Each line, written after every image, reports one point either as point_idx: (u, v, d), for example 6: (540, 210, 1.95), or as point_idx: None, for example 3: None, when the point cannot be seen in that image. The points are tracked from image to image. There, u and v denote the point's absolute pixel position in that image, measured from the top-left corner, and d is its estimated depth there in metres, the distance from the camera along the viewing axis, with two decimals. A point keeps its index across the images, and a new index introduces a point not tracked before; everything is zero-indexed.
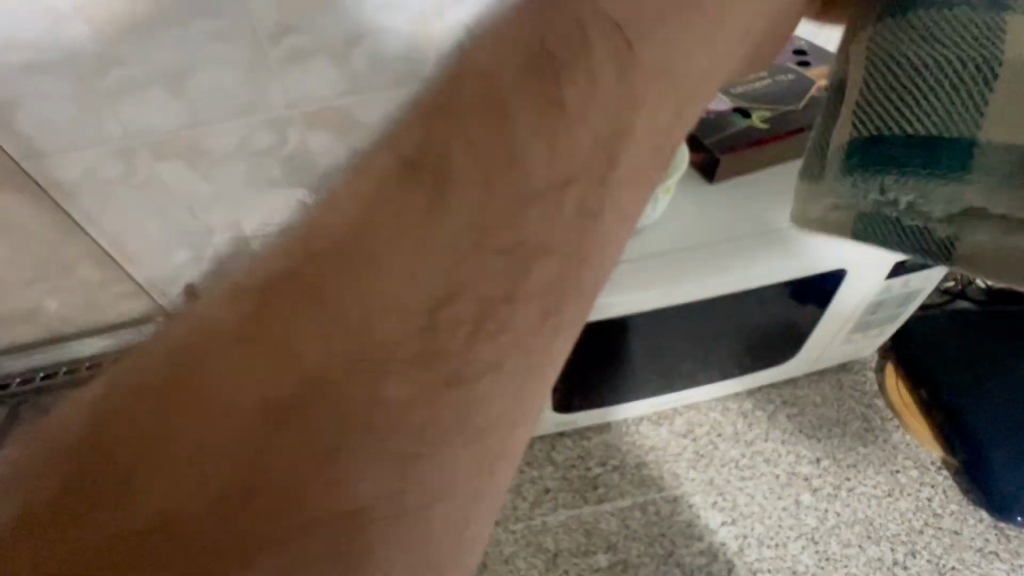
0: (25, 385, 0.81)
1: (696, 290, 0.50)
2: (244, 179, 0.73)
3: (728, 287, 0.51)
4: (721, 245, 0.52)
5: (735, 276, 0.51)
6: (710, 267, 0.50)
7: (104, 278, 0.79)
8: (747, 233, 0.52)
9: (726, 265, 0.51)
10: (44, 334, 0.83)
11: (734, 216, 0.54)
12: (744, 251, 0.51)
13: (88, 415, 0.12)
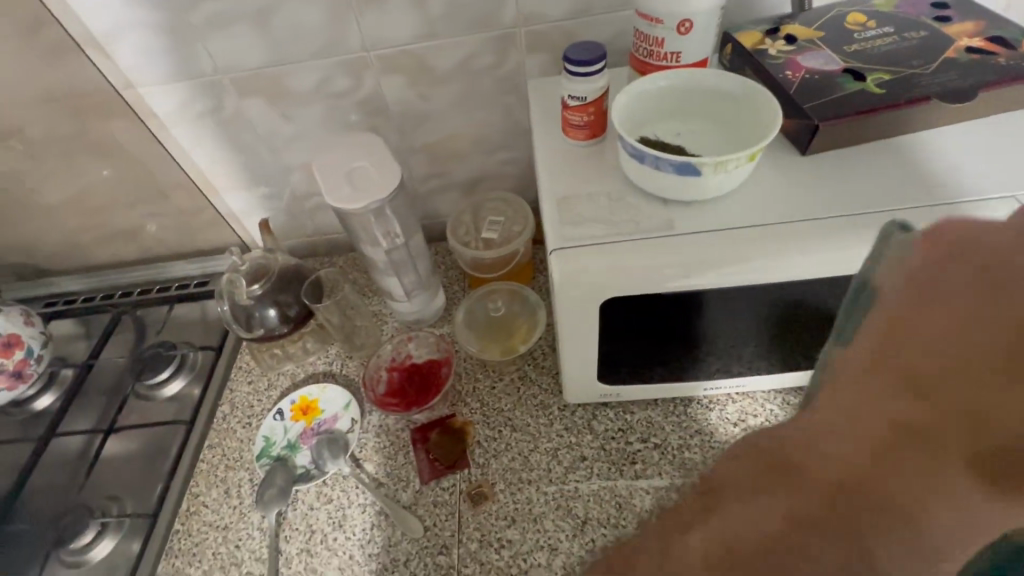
0: (126, 297, 0.91)
1: (776, 270, 0.44)
2: (322, 123, 0.75)
3: (817, 271, 0.44)
4: (807, 222, 0.45)
5: (829, 258, 0.44)
6: (794, 244, 0.44)
7: (194, 207, 0.85)
8: (844, 211, 0.45)
9: (815, 243, 0.44)
10: (146, 254, 0.93)
11: (827, 189, 0.47)
12: (842, 228, 0.44)
13: None
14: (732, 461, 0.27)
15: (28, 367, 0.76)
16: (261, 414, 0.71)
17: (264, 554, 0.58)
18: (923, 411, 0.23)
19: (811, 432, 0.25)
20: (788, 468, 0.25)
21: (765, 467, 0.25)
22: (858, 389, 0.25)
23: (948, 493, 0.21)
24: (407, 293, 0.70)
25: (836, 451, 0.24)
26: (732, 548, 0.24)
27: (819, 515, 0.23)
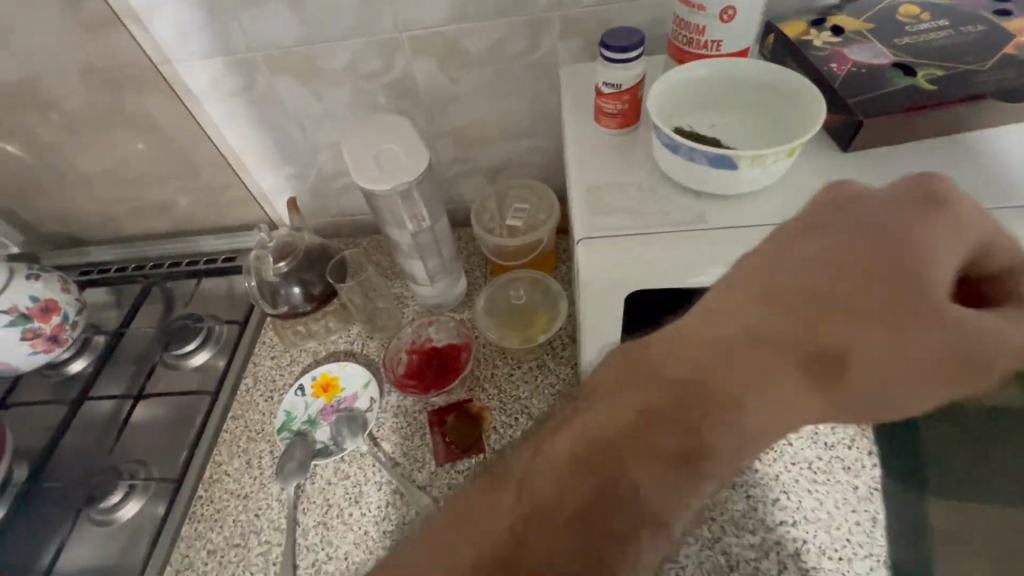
0: (157, 269, 0.93)
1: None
2: (351, 103, 0.75)
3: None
4: None
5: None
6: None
7: (224, 183, 0.87)
8: None
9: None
10: (177, 228, 0.95)
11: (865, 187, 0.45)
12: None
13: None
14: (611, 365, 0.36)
15: (63, 333, 0.79)
16: (283, 388, 0.72)
17: (282, 523, 0.60)
18: (769, 318, 0.34)
19: (680, 338, 0.35)
20: (657, 362, 0.34)
21: (640, 366, 0.35)
22: (728, 305, 0.35)
23: (771, 367, 0.33)
24: (429, 277, 0.70)
25: (694, 345, 0.34)
26: (609, 416, 0.33)
27: (677, 390, 0.33)
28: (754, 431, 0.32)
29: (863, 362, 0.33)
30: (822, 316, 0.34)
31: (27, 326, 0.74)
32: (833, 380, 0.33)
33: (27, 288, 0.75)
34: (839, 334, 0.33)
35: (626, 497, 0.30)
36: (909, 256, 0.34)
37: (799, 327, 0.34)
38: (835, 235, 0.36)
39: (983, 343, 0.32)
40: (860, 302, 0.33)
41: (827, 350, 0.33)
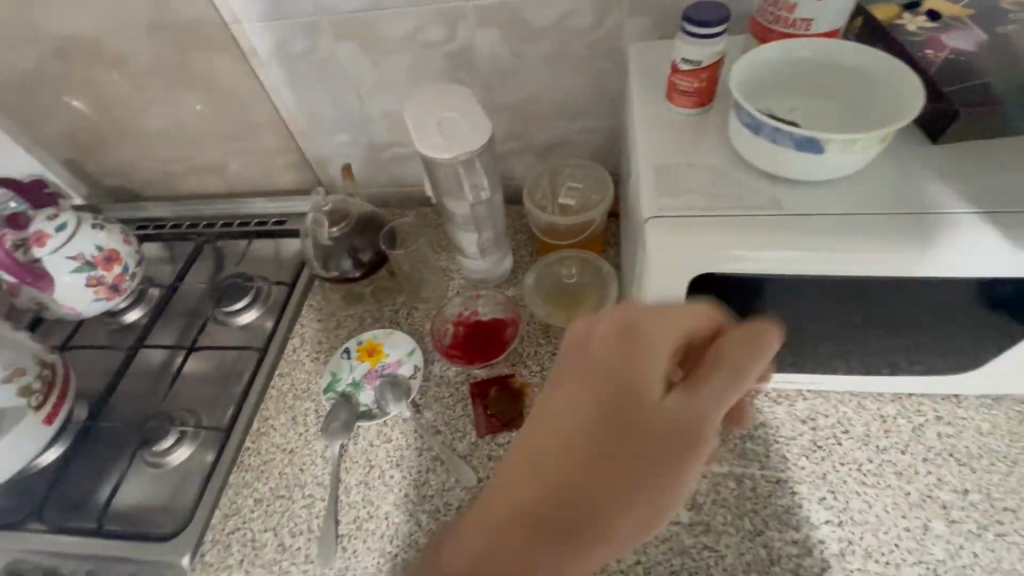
0: (209, 228, 0.96)
1: (896, 262, 0.42)
2: (410, 72, 0.75)
3: (932, 269, 0.42)
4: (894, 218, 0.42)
5: (947, 256, 0.41)
6: (912, 235, 0.41)
7: (279, 147, 0.88)
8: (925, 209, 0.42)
9: (939, 237, 0.41)
10: (230, 189, 0.97)
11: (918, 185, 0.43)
12: (970, 224, 0.41)
13: None
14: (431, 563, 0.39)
15: (124, 283, 0.82)
16: (329, 350, 0.74)
17: (326, 480, 0.61)
18: (524, 491, 0.37)
19: (465, 525, 0.38)
20: (449, 555, 0.37)
21: (441, 557, 0.38)
22: (499, 485, 0.38)
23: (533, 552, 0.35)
24: (479, 251, 0.70)
25: (470, 534, 0.37)
26: None
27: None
28: None
29: (613, 522, 0.36)
30: (570, 485, 0.37)
31: (92, 273, 0.78)
32: (588, 545, 0.35)
33: (94, 238, 0.78)
34: (584, 495, 0.36)
35: None
36: (636, 406, 0.38)
37: (554, 501, 0.36)
38: (558, 411, 0.40)
39: (700, 439, 0.38)
40: (600, 458, 0.37)
41: (578, 518, 0.36)
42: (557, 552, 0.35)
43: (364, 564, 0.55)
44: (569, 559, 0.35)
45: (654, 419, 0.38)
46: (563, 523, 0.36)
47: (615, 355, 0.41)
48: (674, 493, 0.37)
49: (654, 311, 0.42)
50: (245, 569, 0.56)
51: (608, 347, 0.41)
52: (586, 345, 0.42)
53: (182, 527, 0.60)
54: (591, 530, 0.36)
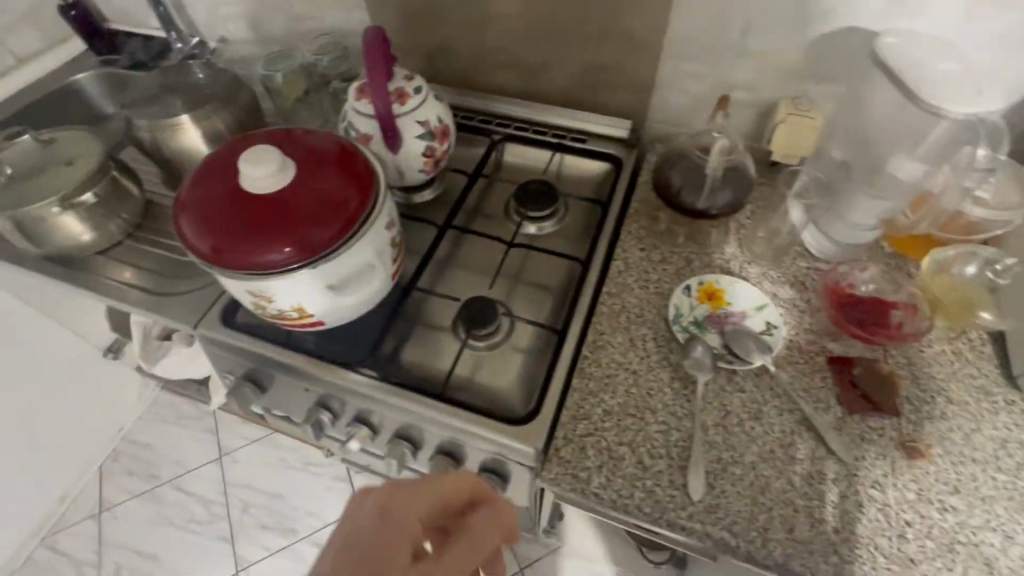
0: (500, 128, 0.92)
1: None
2: (826, 12, 0.68)
3: None
4: None
5: None
6: None
7: (614, 63, 0.83)
8: None
9: None
10: (529, 94, 0.93)
11: None
12: None
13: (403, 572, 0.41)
14: (457, 480, 0.50)
15: (443, 160, 0.80)
16: (659, 283, 0.71)
17: (680, 412, 0.59)
18: (463, 480, 0.50)
19: (462, 491, 0.50)
20: (459, 501, 0.50)
21: (465, 498, 0.50)
22: (465, 475, 0.51)
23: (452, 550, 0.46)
24: (870, 224, 0.66)
25: (460, 477, 0.50)
26: (447, 499, 0.49)
27: (458, 495, 0.50)
28: (478, 523, 0.48)
29: (469, 541, 0.47)
30: (481, 516, 0.49)
31: (430, 143, 0.76)
32: (487, 508, 0.50)
33: (438, 109, 0.76)
34: (478, 527, 0.48)
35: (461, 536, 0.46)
36: (501, 522, 0.51)
37: (475, 542, 0.47)
38: (489, 526, 0.49)
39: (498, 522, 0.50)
40: (477, 542, 0.48)
41: (479, 536, 0.48)
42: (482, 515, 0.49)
43: (737, 507, 0.53)
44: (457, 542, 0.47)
45: (495, 517, 0.50)
46: (474, 536, 0.47)
47: (397, 516, 0.44)
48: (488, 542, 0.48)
49: (511, 507, 0.51)
50: (606, 476, 0.55)
51: (483, 524, 0.49)
52: (396, 496, 0.45)
53: (531, 415, 0.60)
54: (481, 527, 0.48)
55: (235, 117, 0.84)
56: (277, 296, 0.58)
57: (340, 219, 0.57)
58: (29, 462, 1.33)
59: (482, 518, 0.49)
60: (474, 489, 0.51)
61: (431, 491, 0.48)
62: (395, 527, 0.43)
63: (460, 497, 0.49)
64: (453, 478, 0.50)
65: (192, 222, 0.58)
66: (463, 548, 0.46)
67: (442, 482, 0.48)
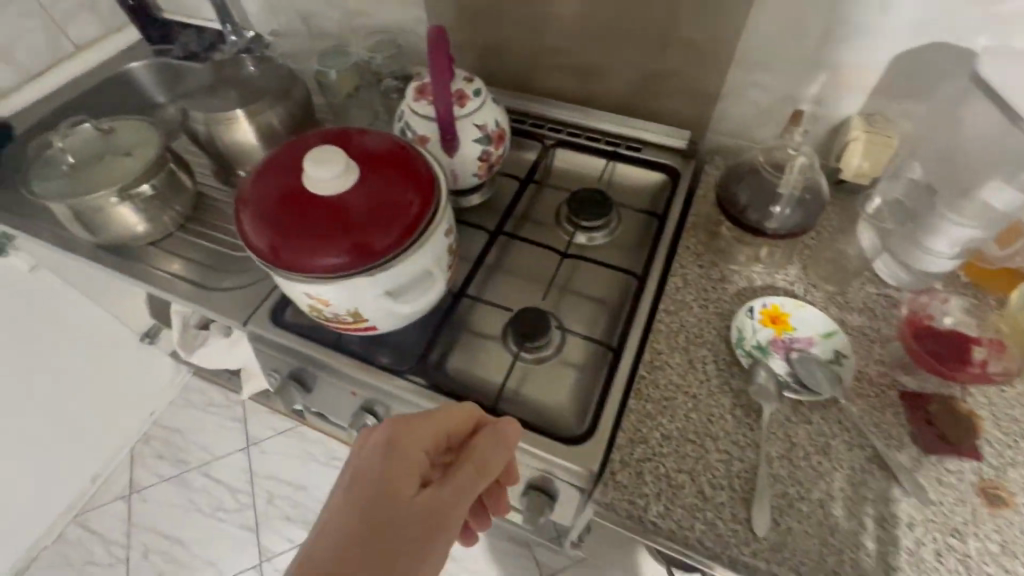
0: (552, 133, 0.90)
1: None
2: (916, 25, 0.64)
3: None
4: None
5: None
6: None
7: (677, 71, 0.80)
8: None
9: None
10: (583, 99, 0.91)
11: None
12: None
13: (400, 497, 0.46)
14: (459, 411, 0.53)
15: (497, 165, 0.78)
16: (719, 303, 0.68)
17: (742, 441, 0.57)
18: (461, 410, 0.53)
19: (463, 420, 0.53)
20: (464, 429, 0.53)
21: (469, 425, 0.53)
22: (464, 406, 0.53)
23: (462, 474, 0.49)
24: (952, 252, 0.61)
25: (457, 409, 0.52)
26: (450, 426, 0.52)
27: (460, 424, 0.53)
28: (482, 448, 0.51)
29: (473, 466, 0.50)
30: (488, 444, 0.51)
31: (486, 148, 0.74)
32: (492, 435, 0.51)
33: (495, 112, 0.74)
34: (483, 453, 0.50)
35: (463, 467, 0.50)
36: (509, 447, 0.52)
37: (482, 468, 0.50)
38: (494, 449, 0.51)
39: (504, 448, 0.52)
40: (485, 466, 0.50)
41: (484, 461, 0.50)
42: (485, 441, 0.51)
43: (804, 547, 0.51)
44: (463, 465, 0.50)
45: (501, 441, 0.51)
46: (479, 461, 0.50)
47: (399, 451, 0.48)
48: (495, 464, 0.51)
49: (518, 429, 0.52)
50: (665, 505, 0.53)
51: (490, 448, 0.51)
52: (397, 427, 0.50)
53: (586, 436, 0.58)
54: (486, 453, 0.51)
55: (290, 112, 0.83)
56: (333, 300, 0.57)
57: (401, 225, 0.56)
58: (64, 441, 1.35)
59: (486, 443, 0.51)
60: (477, 415, 0.54)
61: (432, 419, 0.51)
62: (399, 464, 0.48)
63: (462, 426, 0.53)
64: (454, 410, 0.52)
65: (252, 219, 0.57)
66: (468, 473, 0.49)
67: (438, 411, 0.52)
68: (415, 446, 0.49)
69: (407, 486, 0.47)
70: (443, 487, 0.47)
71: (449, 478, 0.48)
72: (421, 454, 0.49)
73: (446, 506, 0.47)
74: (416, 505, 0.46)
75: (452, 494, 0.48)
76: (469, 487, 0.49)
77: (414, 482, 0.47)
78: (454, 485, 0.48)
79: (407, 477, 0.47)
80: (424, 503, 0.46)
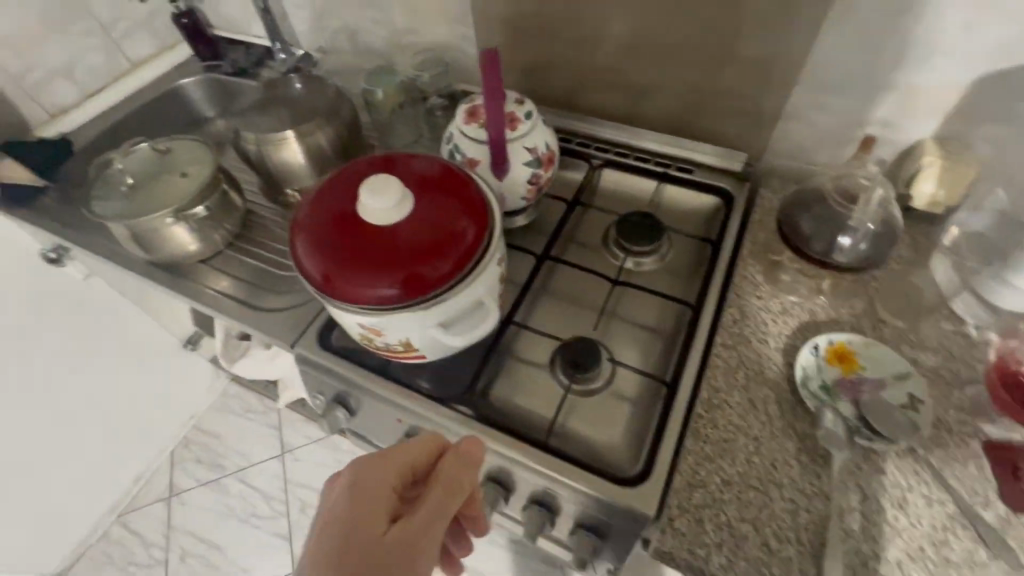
0: (599, 152, 0.88)
1: None
2: (1003, 48, 0.60)
3: None
4: None
5: None
6: None
7: (735, 91, 0.77)
8: None
9: None
10: (632, 118, 0.89)
11: None
12: None
13: (371, 533, 0.45)
14: (420, 441, 0.53)
15: (545, 187, 0.76)
16: (781, 337, 0.65)
17: (809, 490, 0.54)
18: (424, 439, 0.52)
19: (429, 448, 0.52)
20: (430, 459, 0.52)
21: (434, 452, 0.53)
22: (426, 435, 0.53)
23: (433, 502, 0.49)
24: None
25: (419, 439, 0.52)
26: (416, 459, 0.52)
27: (425, 453, 0.52)
28: (447, 473, 0.50)
29: (441, 492, 0.49)
30: (454, 466, 0.50)
31: (536, 170, 0.72)
32: (455, 456, 0.51)
33: (545, 135, 0.73)
34: (449, 476, 0.50)
35: (433, 495, 0.49)
36: (475, 465, 0.51)
37: (450, 492, 0.50)
38: (461, 471, 0.50)
39: (469, 469, 0.51)
40: (453, 490, 0.50)
41: (450, 485, 0.50)
42: (448, 465, 0.50)
43: None
44: (431, 492, 0.49)
45: (466, 461, 0.51)
46: (446, 487, 0.49)
47: (364, 489, 0.48)
48: (463, 486, 0.50)
49: (480, 443, 0.51)
50: (728, 556, 0.51)
51: (455, 469, 0.50)
52: (363, 467, 0.50)
53: (640, 477, 0.55)
54: (453, 477, 0.50)
55: (338, 133, 0.83)
56: (385, 330, 0.56)
57: (455, 255, 0.55)
58: (108, 444, 1.39)
59: (450, 467, 0.50)
60: (440, 442, 0.53)
61: (397, 453, 0.51)
62: (365, 496, 0.48)
63: (427, 458, 0.52)
64: (417, 442, 0.52)
65: (305, 247, 0.57)
66: (437, 501, 0.49)
67: (400, 444, 0.51)
68: (381, 481, 0.49)
69: (375, 521, 0.46)
70: (412, 517, 0.47)
71: (418, 508, 0.48)
72: (387, 488, 0.48)
73: (417, 536, 0.46)
74: (385, 537, 0.45)
75: (422, 523, 0.47)
76: (438, 511, 0.48)
77: (384, 517, 0.47)
78: (423, 515, 0.47)
79: (375, 511, 0.47)
80: (394, 536, 0.45)
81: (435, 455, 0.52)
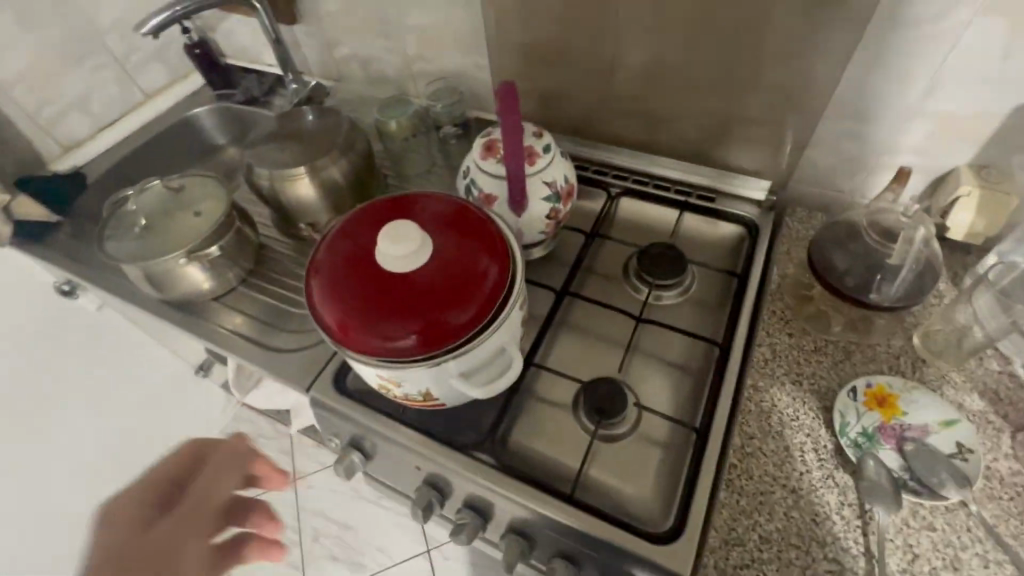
0: (617, 180, 0.86)
1: None
2: None
3: None
4: None
5: None
6: None
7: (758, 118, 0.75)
8: None
9: None
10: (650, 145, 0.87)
11: None
12: None
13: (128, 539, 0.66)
14: (181, 452, 0.81)
15: (564, 221, 0.75)
16: (815, 379, 0.62)
17: (856, 549, 0.51)
18: (178, 456, 0.81)
19: (186, 461, 0.80)
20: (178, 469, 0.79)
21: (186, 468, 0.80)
22: (185, 447, 0.82)
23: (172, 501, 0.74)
24: None
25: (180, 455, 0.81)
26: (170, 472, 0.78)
27: (175, 471, 0.79)
28: (191, 483, 0.78)
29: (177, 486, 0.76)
30: (200, 476, 0.79)
31: (554, 205, 0.70)
32: (196, 472, 0.80)
33: (564, 168, 0.71)
34: (191, 487, 0.77)
35: (178, 501, 0.73)
36: (214, 471, 0.81)
37: (197, 489, 0.77)
38: (202, 480, 0.79)
39: (202, 469, 0.81)
40: (194, 489, 0.78)
41: (191, 491, 0.76)
42: (191, 479, 0.79)
43: None
44: (169, 497, 0.74)
45: (204, 473, 0.80)
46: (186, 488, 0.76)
47: (114, 520, 0.69)
48: (205, 484, 0.79)
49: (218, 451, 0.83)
50: None
51: (199, 467, 0.80)
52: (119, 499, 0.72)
53: (672, 534, 0.52)
54: (197, 481, 0.78)
55: (352, 166, 0.82)
56: (404, 381, 0.54)
57: (477, 302, 0.53)
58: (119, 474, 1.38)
59: (192, 477, 0.79)
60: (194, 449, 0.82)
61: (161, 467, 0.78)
62: (119, 515, 0.70)
63: (172, 471, 0.78)
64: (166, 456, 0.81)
65: (321, 295, 0.55)
66: (171, 502, 0.74)
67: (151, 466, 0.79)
68: (140, 503, 0.72)
69: (133, 516, 0.70)
70: (154, 504, 0.72)
71: (161, 508, 0.71)
72: (135, 505, 0.71)
73: (156, 524, 0.69)
74: (134, 531, 0.67)
75: (171, 523, 0.70)
76: (186, 521, 0.71)
77: (131, 520, 0.69)
78: (159, 507, 0.72)
79: (136, 520, 0.69)
80: (143, 527, 0.68)
81: (187, 461, 0.81)
